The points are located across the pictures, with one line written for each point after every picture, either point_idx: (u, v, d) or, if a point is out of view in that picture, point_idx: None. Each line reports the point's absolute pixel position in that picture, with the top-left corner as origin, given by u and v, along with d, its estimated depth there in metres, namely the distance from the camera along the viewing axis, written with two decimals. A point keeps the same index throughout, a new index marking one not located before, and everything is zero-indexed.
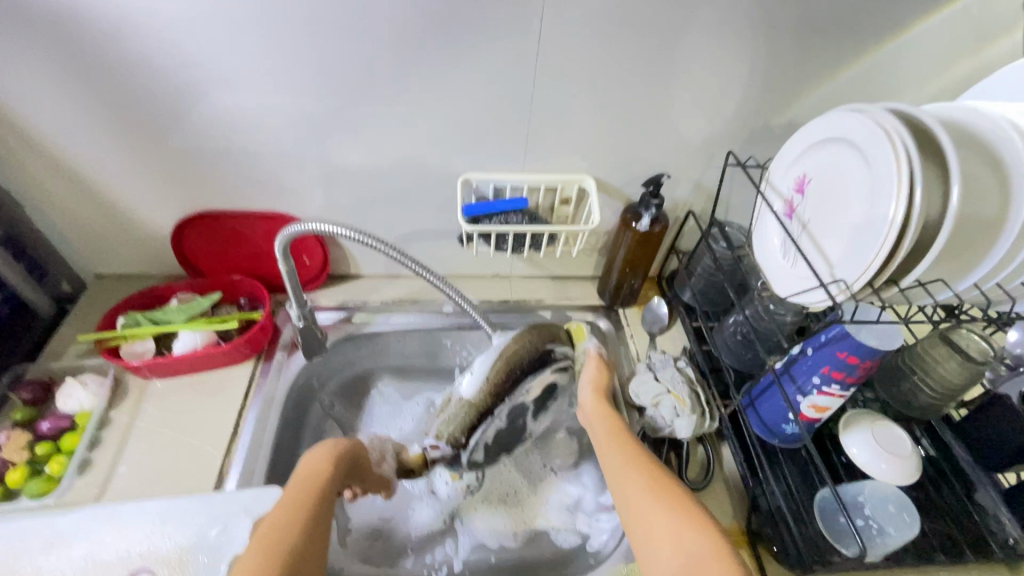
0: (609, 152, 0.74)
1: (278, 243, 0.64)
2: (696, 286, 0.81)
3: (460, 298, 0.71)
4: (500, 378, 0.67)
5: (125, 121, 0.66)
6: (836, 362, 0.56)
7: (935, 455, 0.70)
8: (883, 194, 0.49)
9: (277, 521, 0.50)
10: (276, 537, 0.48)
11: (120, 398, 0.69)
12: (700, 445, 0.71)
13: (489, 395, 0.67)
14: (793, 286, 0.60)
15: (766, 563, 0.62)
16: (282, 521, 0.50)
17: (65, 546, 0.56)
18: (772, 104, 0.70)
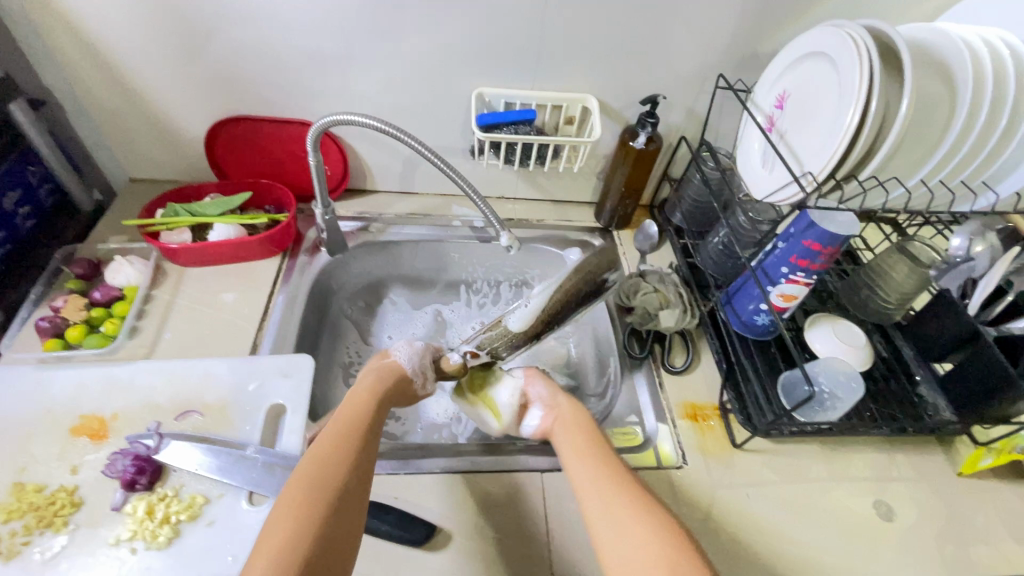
0: (612, 74, 0.81)
1: (311, 134, 0.70)
2: (685, 207, 0.90)
3: (490, 215, 0.75)
4: (572, 291, 0.66)
5: (165, 24, 0.71)
6: (802, 250, 0.64)
7: (887, 353, 0.79)
8: (849, 94, 0.57)
9: (316, 463, 0.51)
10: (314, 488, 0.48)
11: (160, 279, 0.76)
12: (681, 340, 0.80)
13: (557, 303, 0.66)
14: (770, 187, 0.68)
15: (734, 430, 0.71)
16: (318, 469, 0.50)
17: (122, 390, 0.63)
18: (761, 31, 0.76)
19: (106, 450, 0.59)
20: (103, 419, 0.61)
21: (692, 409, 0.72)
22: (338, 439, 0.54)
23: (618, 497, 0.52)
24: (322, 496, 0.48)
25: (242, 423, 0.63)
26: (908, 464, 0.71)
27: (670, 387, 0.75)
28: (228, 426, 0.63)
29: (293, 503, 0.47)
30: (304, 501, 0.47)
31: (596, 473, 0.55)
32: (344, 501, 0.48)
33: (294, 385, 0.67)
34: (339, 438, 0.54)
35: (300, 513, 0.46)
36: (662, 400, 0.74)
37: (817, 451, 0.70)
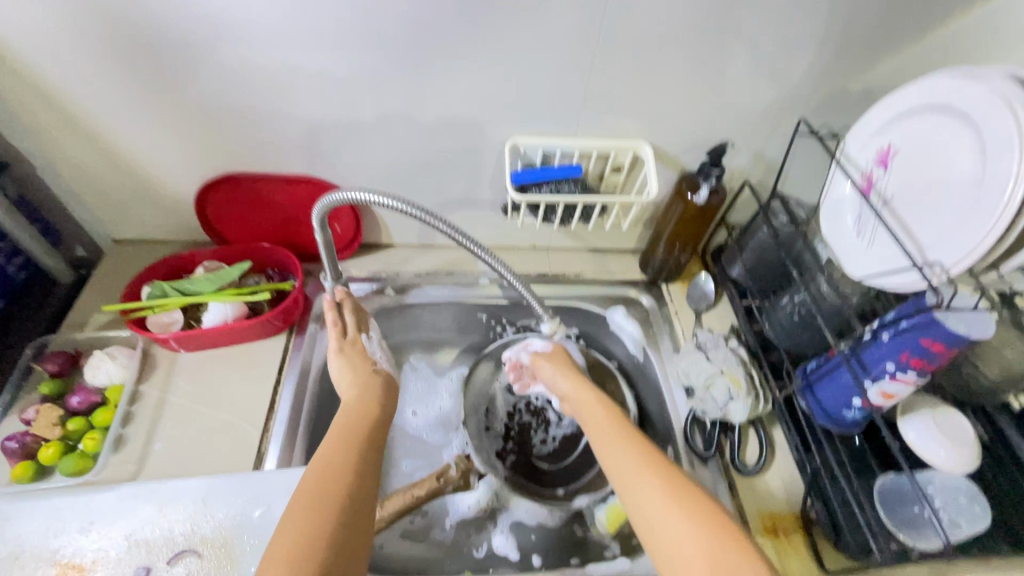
0: (668, 117, 0.69)
1: (317, 212, 0.58)
2: (747, 261, 0.78)
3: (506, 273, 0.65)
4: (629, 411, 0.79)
5: (145, 75, 0.61)
6: (917, 349, 0.53)
7: (990, 440, 0.67)
8: (996, 170, 0.45)
9: (335, 463, 0.50)
10: (331, 479, 0.48)
11: (149, 372, 0.66)
12: (752, 428, 0.69)
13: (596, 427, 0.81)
14: (874, 267, 0.56)
15: (823, 551, 0.60)
16: (336, 466, 0.50)
17: (105, 527, 0.54)
18: (852, 66, 0.63)
19: None
20: (81, 568, 0.52)
21: (771, 521, 0.62)
22: (348, 442, 0.53)
23: (642, 472, 0.52)
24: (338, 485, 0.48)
25: (247, 563, 0.53)
26: None
27: (743, 492, 0.64)
28: (229, 569, 0.53)
29: (314, 494, 0.47)
30: (333, 488, 0.48)
31: (622, 449, 0.55)
32: (359, 498, 0.48)
33: None
34: (352, 441, 0.53)
35: (322, 503, 0.46)
36: (735, 509, 0.63)
37: None
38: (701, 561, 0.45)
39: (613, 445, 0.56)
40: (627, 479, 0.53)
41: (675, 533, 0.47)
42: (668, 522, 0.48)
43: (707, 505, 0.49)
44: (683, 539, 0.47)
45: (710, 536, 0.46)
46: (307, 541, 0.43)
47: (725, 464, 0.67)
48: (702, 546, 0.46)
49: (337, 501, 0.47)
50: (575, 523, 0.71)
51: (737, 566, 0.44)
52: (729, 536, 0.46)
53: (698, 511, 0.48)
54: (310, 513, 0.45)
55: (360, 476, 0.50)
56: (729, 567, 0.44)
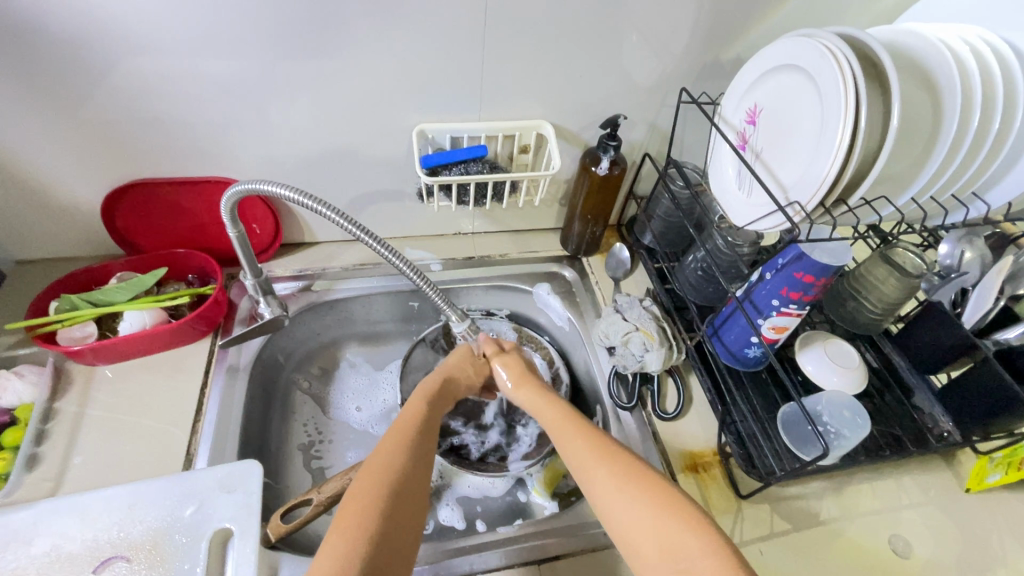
0: (565, 96, 0.73)
1: (224, 204, 0.59)
2: (655, 227, 0.84)
3: (406, 266, 0.62)
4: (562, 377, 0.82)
5: (26, 84, 0.59)
6: (793, 282, 0.59)
7: (878, 366, 0.76)
8: (832, 117, 0.52)
9: (387, 447, 0.52)
10: (385, 462, 0.50)
11: (64, 387, 0.64)
12: (670, 378, 0.75)
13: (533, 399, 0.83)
14: (751, 214, 0.62)
15: (738, 479, 0.66)
16: (393, 450, 0.52)
17: (21, 545, 0.52)
18: (721, 39, 0.70)
19: None
20: None
21: (691, 459, 0.67)
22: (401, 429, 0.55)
23: (600, 466, 0.51)
24: (396, 466, 0.50)
25: (180, 561, 0.53)
26: (915, 485, 0.68)
27: (665, 436, 0.69)
28: (162, 569, 0.53)
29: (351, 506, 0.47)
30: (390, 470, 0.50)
31: (574, 441, 0.54)
32: (413, 476, 0.51)
33: (241, 502, 0.57)
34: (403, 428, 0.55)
35: (374, 482, 0.48)
36: (659, 453, 0.68)
37: (825, 488, 0.66)
38: (655, 548, 0.44)
39: (568, 442, 0.55)
40: (580, 463, 0.52)
41: (633, 520, 0.46)
42: (618, 504, 0.48)
43: (656, 487, 0.48)
44: (634, 522, 0.46)
45: (654, 512, 0.46)
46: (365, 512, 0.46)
47: (647, 412, 0.72)
48: (653, 529, 0.45)
49: (393, 481, 0.49)
50: (518, 491, 0.75)
51: (686, 544, 0.43)
52: (674, 510, 0.46)
53: (644, 489, 0.48)
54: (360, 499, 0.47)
55: (416, 456, 0.52)
56: (676, 544, 0.44)
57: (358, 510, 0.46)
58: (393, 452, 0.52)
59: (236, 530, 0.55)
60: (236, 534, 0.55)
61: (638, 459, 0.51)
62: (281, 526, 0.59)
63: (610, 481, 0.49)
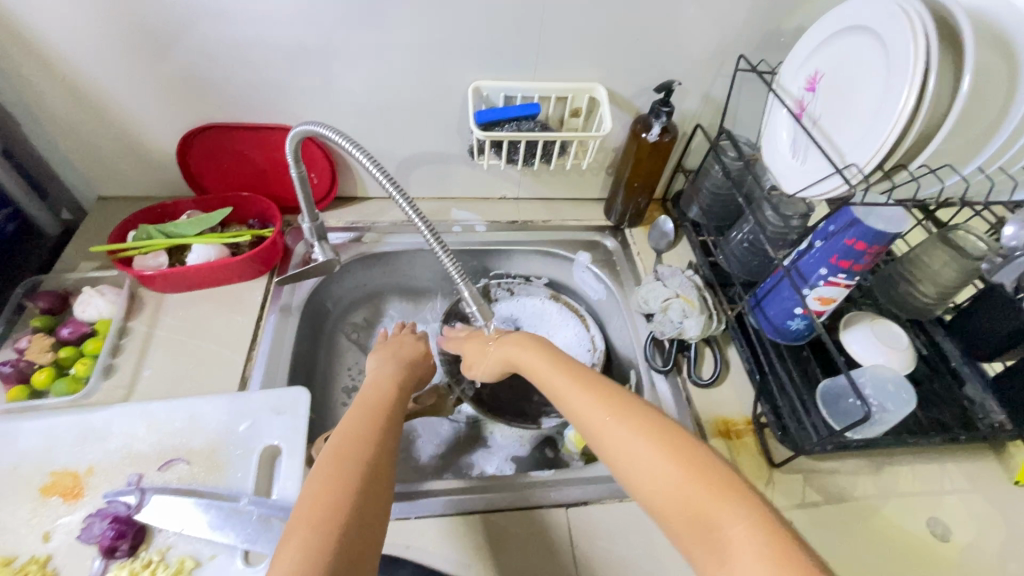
0: (620, 60, 0.73)
1: (289, 144, 0.62)
2: (702, 201, 0.83)
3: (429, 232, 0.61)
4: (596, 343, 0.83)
5: (119, 25, 0.63)
6: (844, 250, 0.58)
7: (927, 352, 0.72)
8: (899, 78, 0.50)
9: (347, 443, 0.47)
10: (356, 445, 0.47)
11: (137, 310, 0.69)
12: (707, 347, 0.75)
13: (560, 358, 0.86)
14: (803, 181, 0.62)
15: (772, 447, 0.65)
16: (361, 440, 0.48)
17: (97, 440, 0.57)
18: (784, 6, 0.69)
19: (83, 510, 0.53)
20: (77, 475, 0.55)
21: (724, 425, 0.67)
22: (370, 414, 0.52)
23: (609, 416, 0.47)
24: (366, 450, 0.47)
25: (234, 469, 0.57)
26: (959, 473, 0.66)
27: (699, 402, 0.69)
28: (218, 474, 0.57)
29: (318, 486, 0.43)
30: (353, 454, 0.46)
31: (581, 395, 0.51)
32: (381, 472, 0.46)
33: (289, 424, 0.60)
34: (365, 421, 0.51)
35: (335, 482, 0.43)
36: (692, 418, 0.68)
37: (861, 466, 0.65)
38: (676, 509, 0.40)
39: (576, 398, 0.51)
40: (592, 422, 0.48)
41: (653, 474, 0.42)
42: (638, 459, 0.43)
43: (677, 437, 0.44)
44: (655, 481, 0.42)
45: (676, 468, 0.41)
46: (331, 496, 0.42)
47: (683, 378, 0.72)
48: (673, 488, 0.41)
49: (365, 469, 0.45)
50: (547, 447, 0.77)
51: (709, 504, 0.39)
52: (702, 471, 0.41)
53: (665, 444, 0.43)
54: (324, 488, 0.42)
55: (382, 448, 0.48)
56: (700, 507, 0.39)
57: (319, 496, 0.42)
58: (357, 446, 0.47)
59: (284, 448, 0.59)
60: (283, 451, 0.59)
61: (657, 414, 0.47)
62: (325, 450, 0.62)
63: (628, 435, 0.45)
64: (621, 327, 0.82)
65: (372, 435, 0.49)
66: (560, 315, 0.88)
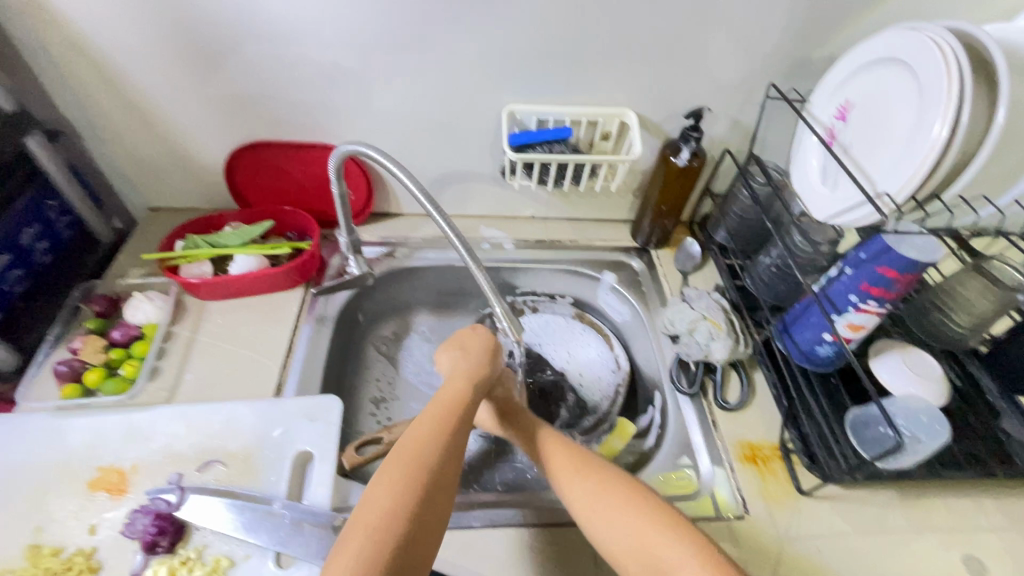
0: (651, 87, 0.75)
1: (332, 162, 0.65)
2: (730, 224, 0.84)
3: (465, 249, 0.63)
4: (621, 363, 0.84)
5: (181, 49, 0.68)
6: (875, 277, 0.58)
7: (961, 384, 0.71)
8: (932, 110, 0.51)
9: (413, 450, 0.47)
10: (419, 451, 0.47)
11: (182, 315, 0.73)
12: (733, 371, 0.74)
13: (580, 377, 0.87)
14: (832, 208, 0.62)
15: (800, 475, 0.65)
16: (417, 448, 0.48)
17: (141, 439, 0.60)
18: (814, 37, 0.70)
19: (127, 506, 0.55)
20: (122, 472, 0.57)
21: (750, 450, 0.67)
22: (438, 419, 0.51)
23: (581, 474, 0.56)
24: (430, 457, 0.47)
25: (269, 473, 0.59)
26: (996, 509, 0.64)
27: (725, 425, 0.69)
28: (253, 477, 0.59)
29: (384, 494, 0.44)
30: (419, 461, 0.46)
31: (557, 451, 0.59)
32: (442, 487, 0.46)
33: (322, 430, 0.62)
34: (437, 425, 0.50)
35: (398, 492, 0.44)
36: (717, 441, 0.68)
37: (892, 497, 0.64)
38: (635, 557, 0.49)
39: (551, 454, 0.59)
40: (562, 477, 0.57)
41: (617, 526, 0.51)
42: (605, 512, 0.53)
43: (639, 495, 0.53)
44: (620, 531, 0.51)
45: (639, 520, 0.51)
46: (393, 508, 0.43)
47: (708, 400, 0.71)
48: (634, 538, 0.50)
49: (428, 480, 0.45)
50: None
51: (665, 545, 0.49)
52: (667, 524, 0.50)
53: (627, 500, 0.53)
54: (387, 497, 0.43)
55: (446, 458, 0.48)
56: (655, 553, 0.49)
57: (381, 505, 0.43)
58: (422, 454, 0.47)
59: (316, 454, 0.60)
60: (315, 458, 0.60)
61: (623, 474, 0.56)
62: (355, 458, 0.64)
63: (596, 492, 0.54)
64: (645, 349, 0.83)
65: (437, 444, 0.48)
66: (584, 334, 0.89)
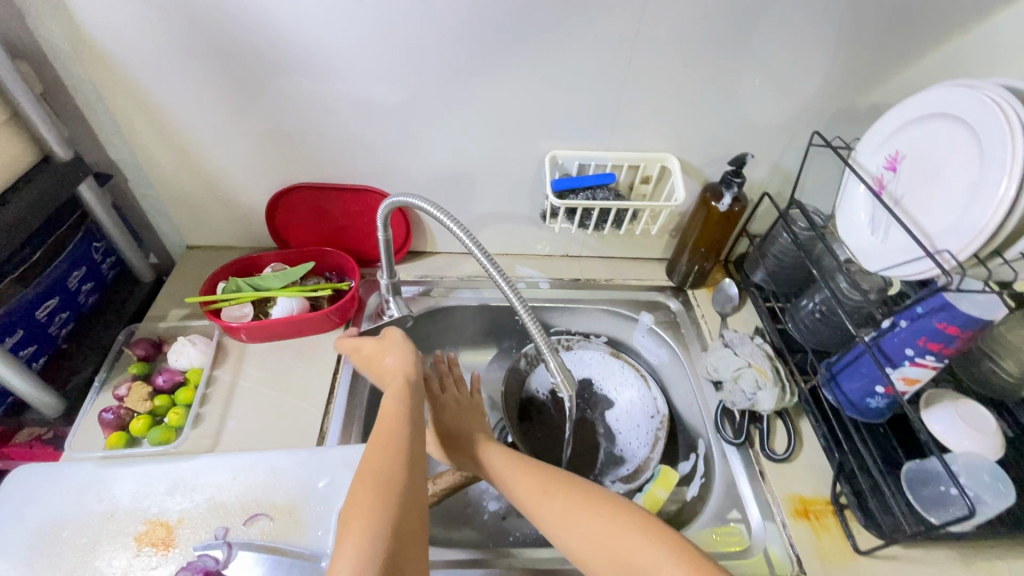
0: (692, 133, 0.76)
1: (381, 211, 0.65)
2: (769, 266, 0.83)
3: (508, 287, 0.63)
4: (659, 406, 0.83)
5: (231, 97, 0.69)
6: (934, 333, 0.57)
7: (1016, 436, 0.70)
8: (995, 169, 0.51)
9: (373, 479, 0.46)
10: (386, 477, 0.46)
11: (224, 358, 0.73)
12: (779, 420, 0.73)
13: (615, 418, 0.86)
14: (886, 261, 0.62)
15: (855, 532, 0.63)
16: (377, 477, 0.47)
17: (186, 491, 0.59)
18: (859, 86, 0.71)
19: (174, 562, 0.54)
20: (169, 526, 0.57)
21: (801, 504, 0.65)
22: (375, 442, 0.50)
23: (554, 493, 0.55)
24: (394, 483, 0.46)
25: (314, 528, 0.58)
26: None
27: (774, 477, 0.67)
28: (299, 532, 0.58)
29: (359, 526, 0.42)
30: (382, 488, 0.46)
31: (521, 474, 0.58)
32: (410, 511, 0.46)
33: None
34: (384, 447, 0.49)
35: (370, 526, 0.42)
36: (766, 495, 0.66)
37: (953, 556, 0.62)
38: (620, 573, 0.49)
39: (516, 477, 0.58)
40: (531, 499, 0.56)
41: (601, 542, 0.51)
42: (587, 528, 0.52)
43: (618, 509, 0.53)
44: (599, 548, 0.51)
45: (622, 534, 0.51)
46: (373, 538, 0.42)
47: (755, 450, 0.70)
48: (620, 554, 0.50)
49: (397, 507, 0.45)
50: None
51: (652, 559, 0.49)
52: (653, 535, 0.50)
53: (608, 513, 0.53)
54: (363, 528, 0.42)
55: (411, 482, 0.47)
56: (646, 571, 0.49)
57: (361, 535, 0.42)
58: (379, 480, 0.46)
59: None
60: None
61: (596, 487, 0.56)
62: None
63: (575, 509, 0.54)
64: (685, 393, 0.82)
65: (397, 466, 0.48)
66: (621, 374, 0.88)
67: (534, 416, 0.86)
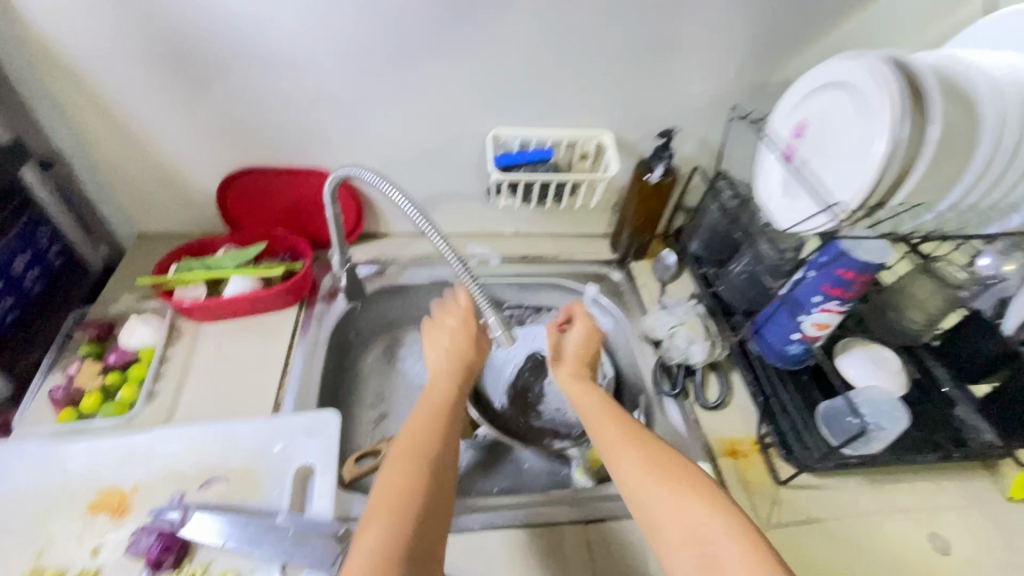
0: (624, 111, 0.81)
1: (328, 186, 0.68)
2: (701, 235, 0.89)
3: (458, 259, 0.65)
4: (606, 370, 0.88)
5: (177, 82, 0.71)
6: (834, 279, 0.64)
7: (918, 376, 0.76)
8: (876, 129, 0.58)
9: (412, 446, 0.53)
10: (425, 444, 0.53)
11: (176, 338, 0.74)
12: (713, 373, 0.79)
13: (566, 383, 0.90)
14: (794, 218, 0.68)
15: (777, 465, 0.69)
16: (412, 448, 0.52)
17: (140, 461, 0.60)
18: (769, 64, 0.78)
19: (130, 526, 0.56)
20: (123, 493, 0.58)
21: (730, 445, 0.71)
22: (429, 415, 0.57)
23: (624, 448, 0.53)
24: (428, 448, 0.53)
25: (270, 488, 0.60)
26: (955, 489, 0.69)
27: (707, 423, 0.73)
28: (255, 493, 0.60)
29: (391, 484, 0.49)
30: (415, 452, 0.52)
31: (607, 426, 0.57)
32: (443, 475, 0.51)
33: (323, 443, 0.64)
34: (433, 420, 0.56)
35: (401, 488, 0.48)
36: (700, 439, 0.71)
37: (863, 483, 0.68)
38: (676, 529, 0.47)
39: (603, 429, 0.57)
40: (612, 450, 0.54)
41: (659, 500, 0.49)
42: (647, 488, 0.50)
43: (675, 465, 0.51)
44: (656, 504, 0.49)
45: (674, 493, 0.49)
46: (402, 495, 0.48)
47: (690, 400, 0.76)
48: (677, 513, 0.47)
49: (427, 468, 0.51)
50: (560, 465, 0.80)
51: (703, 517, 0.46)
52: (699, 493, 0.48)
53: (667, 470, 0.50)
54: (398, 484, 0.49)
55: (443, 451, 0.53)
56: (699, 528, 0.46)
57: (388, 494, 0.48)
58: (417, 447, 0.53)
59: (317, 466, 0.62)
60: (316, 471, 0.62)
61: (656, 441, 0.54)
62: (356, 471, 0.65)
63: (637, 466, 0.51)
64: (628, 355, 0.87)
65: (437, 436, 0.54)
66: None
67: (488, 386, 0.89)
